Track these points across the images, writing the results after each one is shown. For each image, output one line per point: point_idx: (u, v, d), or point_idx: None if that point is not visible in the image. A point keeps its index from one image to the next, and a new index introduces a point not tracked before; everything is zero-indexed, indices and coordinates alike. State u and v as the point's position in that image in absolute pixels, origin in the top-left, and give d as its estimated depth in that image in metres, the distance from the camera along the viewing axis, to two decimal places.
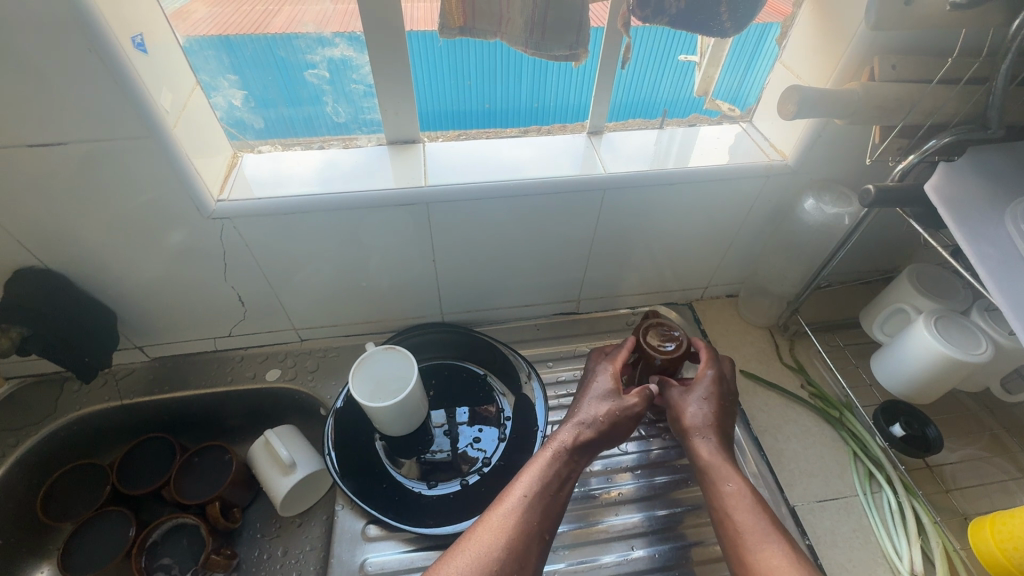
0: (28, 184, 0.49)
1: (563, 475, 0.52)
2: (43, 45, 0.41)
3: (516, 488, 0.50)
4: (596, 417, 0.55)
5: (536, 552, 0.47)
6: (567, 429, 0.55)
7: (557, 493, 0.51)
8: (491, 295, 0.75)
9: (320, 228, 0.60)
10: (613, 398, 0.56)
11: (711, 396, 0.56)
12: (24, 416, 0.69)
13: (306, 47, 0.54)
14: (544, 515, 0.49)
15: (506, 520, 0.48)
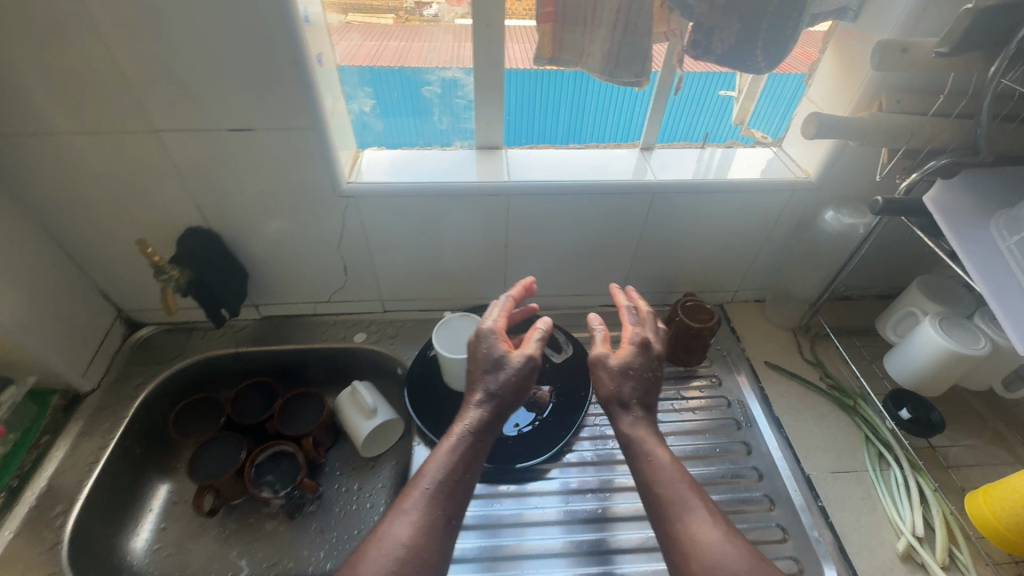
0: (215, 161, 0.65)
1: (466, 457, 0.55)
2: (258, 56, 0.56)
3: (422, 480, 0.53)
4: (489, 391, 0.59)
5: (445, 538, 0.51)
6: (469, 410, 0.58)
7: (461, 477, 0.54)
8: (548, 283, 0.87)
9: (422, 211, 0.74)
10: (503, 367, 0.60)
11: (637, 368, 0.60)
12: (160, 355, 0.84)
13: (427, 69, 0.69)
14: (449, 500, 0.52)
15: (417, 510, 0.51)
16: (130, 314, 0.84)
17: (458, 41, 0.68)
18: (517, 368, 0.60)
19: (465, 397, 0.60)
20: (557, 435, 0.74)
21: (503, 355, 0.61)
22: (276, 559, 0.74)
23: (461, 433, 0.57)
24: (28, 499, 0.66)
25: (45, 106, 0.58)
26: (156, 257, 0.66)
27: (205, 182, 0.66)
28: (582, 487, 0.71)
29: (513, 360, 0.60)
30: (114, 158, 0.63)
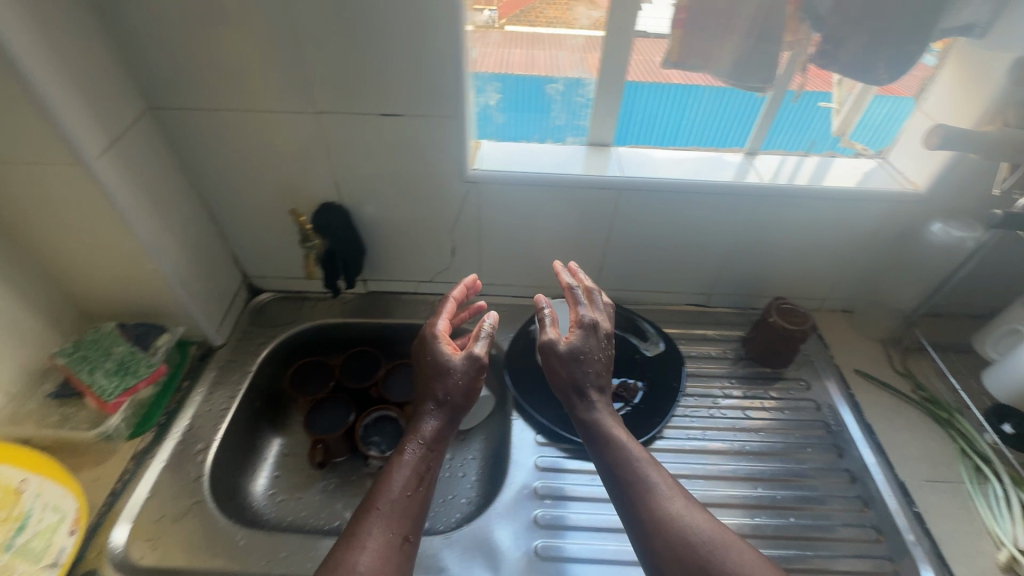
0: (361, 143, 0.71)
1: (420, 469, 0.62)
2: (419, 48, 0.62)
3: (380, 494, 0.59)
4: (438, 402, 0.66)
5: (405, 548, 0.56)
6: (423, 423, 0.65)
7: (416, 489, 0.60)
8: (640, 278, 0.91)
9: (536, 200, 0.79)
10: (446, 373, 0.66)
11: (585, 354, 0.66)
12: (278, 319, 0.91)
13: (552, 69, 0.74)
14: (406, 515, 0.58)
15: (379, 524, 0.56)
16: (252, 280, 0.92)
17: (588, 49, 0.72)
18: (462, 374, 0.66)
19: (418, 410, 0.67)
20: (652, 420, 0.77)
21: (449, 360, 0.67)
22: None
23: (415, 449, 0.63)
24: (175, 435, 0.73)
25: (227, 85, 0.65)
26: (309, 224, 0.75)
27: (348, 161, 0.73)
28: (678, 472, 0.73)
29: (458, 367, 0.66)
30: (274, 135, 0.70)
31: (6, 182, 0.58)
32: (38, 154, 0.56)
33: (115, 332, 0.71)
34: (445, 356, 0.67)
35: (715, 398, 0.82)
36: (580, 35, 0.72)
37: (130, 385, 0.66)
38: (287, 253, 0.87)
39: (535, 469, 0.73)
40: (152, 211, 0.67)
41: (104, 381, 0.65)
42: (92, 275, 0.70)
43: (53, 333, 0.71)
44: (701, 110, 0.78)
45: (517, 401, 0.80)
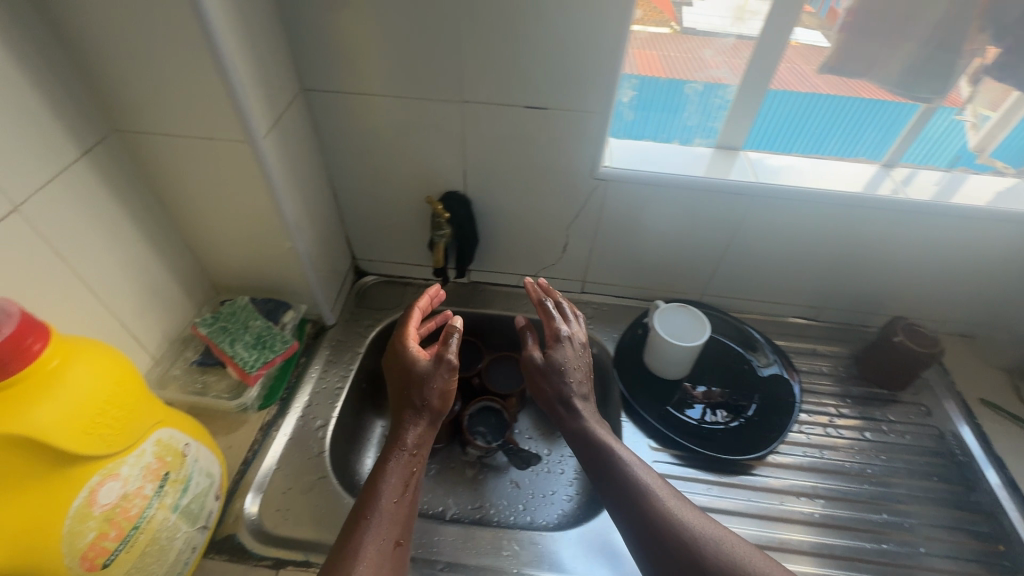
0: (499, 134, 0.71)
1: (405, 477, 0.59)
2: (582, 42, 0.61)
3: (366, 503, 0.56)
4: (418, 407, 0.64)
5: (395, 556, 0.54)
6: (406, 432, 0.62)
7: (403, 495, 0.58)
8: (750, 287, 0.89)
9: (663, 201, 0.78)
10: (424, 379, 0.64)
11: (568, 369, 0.67)
12: (382, 303, 0.92)
13: (702, 70, 0.72)
14: (396, 522, 0.56)
15: (369, 534, 0.54)
16: (359, 261, 0.94)
17: (739, 52, 0.70)
18: (436, 378, 0.64)
19: (395, 418, 0.64)
20: (769, 434, 0.76)
21: (424, 367, 0.64)
22: (478, 505, 0.79)
23: (399, 458, 0.60)
24: (296, 408, 0.75)
25: (381, 68, 0.65)
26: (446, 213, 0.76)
27: (482, 150, 0.73)
28: (798, 490, 0.72)
29: (431, 371, 0.64)
30: (414, 119, 0.71)
31: (174, 154, 0.60)
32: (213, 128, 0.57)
33: (250, 307, 0.73)
34: (418, 362, 0.65)
35: (830, 416, 0.81)
36: (737, 36, 0.69)
37: (267, 359, 0.68)
38: (401, 237, 0.88)
39: None
40: (296, 190, 0.68)
41: (245, 353, 0.67)
42: (230, 248, 0.72)
43: (189, 301, 0.74)
44: (843, 119, 0.75)
45: (627, 401, 0.80)
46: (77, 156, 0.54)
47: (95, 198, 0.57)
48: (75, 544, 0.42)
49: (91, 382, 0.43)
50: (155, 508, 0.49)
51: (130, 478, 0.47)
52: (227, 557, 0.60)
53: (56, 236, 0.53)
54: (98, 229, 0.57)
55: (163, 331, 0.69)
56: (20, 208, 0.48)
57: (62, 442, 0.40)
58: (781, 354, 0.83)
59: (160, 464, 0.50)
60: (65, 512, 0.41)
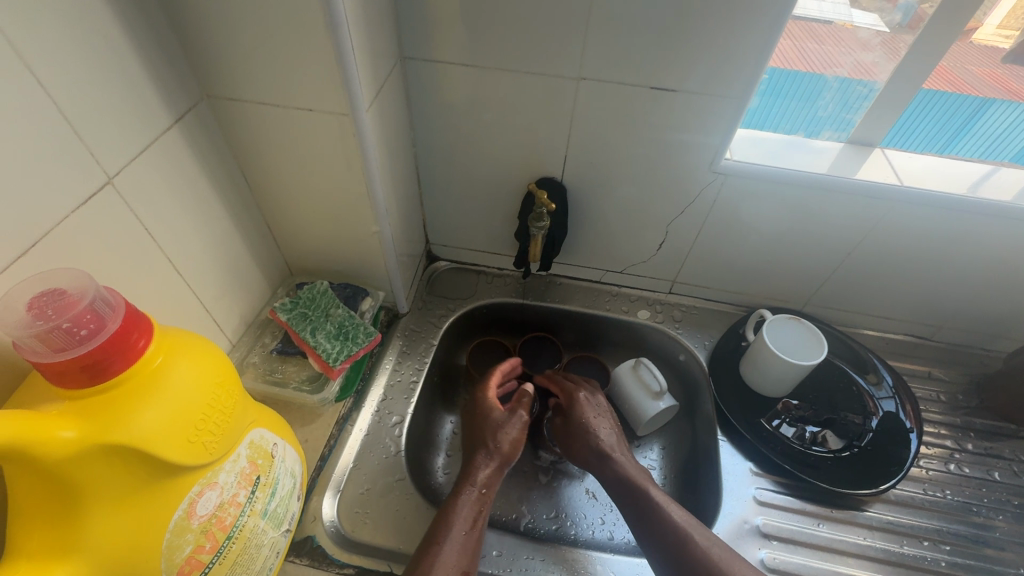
0: (614, 118, 0.63)
1: (475, 513, 0.57)
2: (733, 16, 0.53)
3: (437, 533, 0.54)
4: (497, 447, 0.63)
5: None
6: (479, 468, 0.61)
7: (471, 531, 0.55)
8: (862, 300, 0.81)
9: (784, 200, 0.69)
10: (504, 426, 0.65)
11: (592, 420, 0.68)
12: (454, 291, 0.87)
13: (788, 58, 0.64)
14: (465, 554, 0.53)
15: (440, 564, 0.51)
16: (432, 246, 0.88)
17: (830, 38, 0.64)
18: (512, 425, 0.65)
19: (469, 457, 0.63)
20: (888, 466, 0.68)
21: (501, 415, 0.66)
22: (554, 515, 0.74)
23: (471, 492, 0.59)
24: (371, 402, 0.70)
25: (491, 37, 0.59)
26: (550, 203, 0.69)
27: (590, 135, 0.66)
28: (919, 532, 0.65)
29: (506, 419, 0.65)
30: (519, 95, 0.64)
31: (267, 126, 0.55)
32: (313, 99, 0.51)
33: (330, 292, 0.68)
34: (492, 410, 0.67)
35: (951, 450, 0.72)
36: (821, 21, 0.63)
37: (350, 352, 0.64)
38: (481, 223, 0.82)
39: (754, 503, 0.66)
40: (387, 170, 0.63)
41: (327, 345, 0.63)
42: (311, 228, 0.67)
43: (266, 282, 0.70)
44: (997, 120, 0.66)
45: (726, 418, 0.73)
46: (169, 124, 0.49)
47: (185, 171, 0.52)
48: (172, 558, 0.38)
49: (193, 384, 0.38)
50: (247, 515, 0.46)
51: (226, 485, 0.43)
52: (308, 562, 0.56)
53: (146, 212, 0.48)
54: (186, 205, 0.53)
55: (241, 314, 0.65)
56: (113, 180, 0.44)
57: (165, 452, 0.36)
58: (903, 392, 0.74)
59: (252, 468, 0.46)
60: (163, 524, 0.37)
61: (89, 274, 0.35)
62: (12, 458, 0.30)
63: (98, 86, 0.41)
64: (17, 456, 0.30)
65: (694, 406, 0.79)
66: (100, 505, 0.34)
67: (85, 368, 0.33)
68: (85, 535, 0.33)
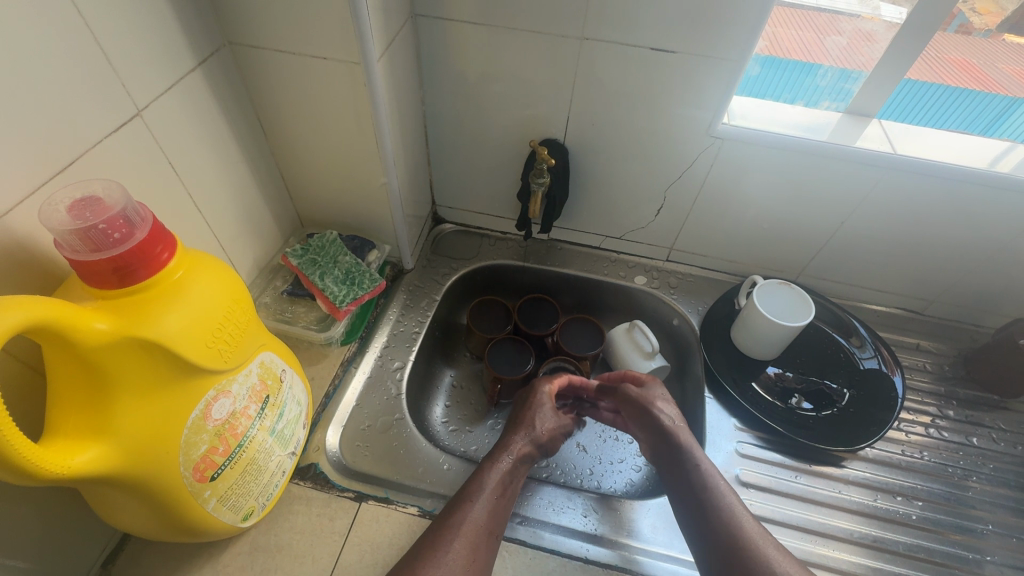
0: (616, 80, 0.66)
1: (506, 482, 0.58)
2: None
3: (471, 492, 0.56)
4: (541, 430, 0.65)
5: (486, 548, 0.53)
6: (516, 442, 0.63)
7: (501, 497, 0.57)
8: (855, 271, 0.83)
9: (780, 167, 0.71)
10: (554, 420, 0.67)
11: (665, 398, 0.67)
12: (458, 252, 0.90)
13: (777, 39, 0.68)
14: (494, 516, 0.55)
15: (469, 520, 0.53)
16: (438, 208, 0.91)
17: (818, 21, 0.67)
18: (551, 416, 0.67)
19: (508, 432, 0.65)
20: (867, 427, 0.71)
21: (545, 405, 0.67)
22: (546, 464, 0.77)
23: (506, 461, 0.60)
24: (375, 348, 0.74)
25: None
26: (550, 159, 0.72)
27: (592, 96, 0.68)
28: (895, 489, 0.67)
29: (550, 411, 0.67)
30: (524, 56, 0.66)
31: (282, 74, 0.58)
32: (327, 47, 0.54)
33: (339, 241, 0.72)
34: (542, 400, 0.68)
35: (933, 416, 0.75)
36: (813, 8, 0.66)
37: (356, 296, 0.68)
38: (486, 185, 0.85)
39: (737, 456, 0.69)
40: (396, 124, 0.66)
41: (335, 288, 0.67)
42: (323, 179, 0.70)
43: (278, 230, 0.73)
44: (987, 98, 0.68)
45: (711, 375, 0.76)
46: (193, 66, 0.52)
47: (207, 114, 0.56)
48: (189, 454, 0.43)
49: (212, 300, 0.42)
50: (256, 429, 0.50)
51: (239, 397, 0.47)
52: (311, 484, 0.60)
53: (171, 148, 0.52)
54: (206, 146, 0.56)
55: (254, 257, 0.69)
56: (142, 113, 0.48)
57: (185, 352, 0.39)
58: (882, 347, 0.77)
59: (262, 386, 0.50)
60: (183, 422, 0.41)
61: (122, 186, 0.39)
62: (56, 339, 0.34)
63: (130, 24, 0.45)
64: (57, 337, 0.34)
65: (684, 368, 0.82)
66: (125, 394, 0.38)
67: (116, 270, 0.37)
68: (116, 418, 0.38)
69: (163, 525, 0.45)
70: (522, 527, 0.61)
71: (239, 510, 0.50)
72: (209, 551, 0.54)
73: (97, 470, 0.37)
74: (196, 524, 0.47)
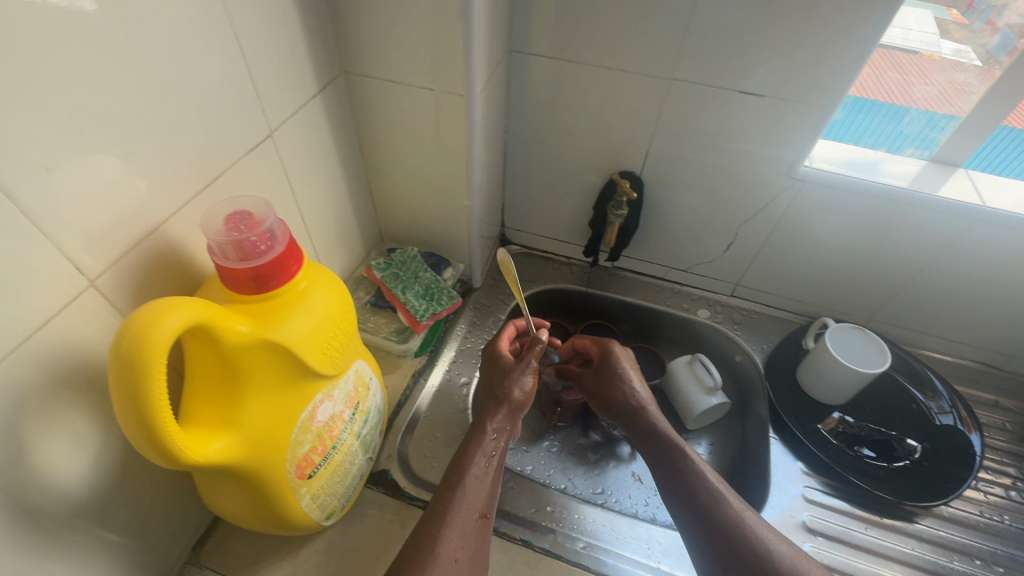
0: (700, 119, 0.67)
1: (489, 459, 0.55)
2: (827, 31, 0.56)
3: (451, 479, 0.52)
4: (512, 395, 0.59)
5: (478, 530, 0.50)
6: (490, 419, 0.57)
7: (481, 476, 0.53)
8: (932, 319, 0.81)
9: (860, 212, 0.71)
10: (518, 377, 0.59)
11: (628, 377, 0.68)
12: (523, 274, 0.93)
13: (866, 87, 0.68)
14: (481, 496, 0.52)
15: (456, 508, 0.50)
16: (507, 230, 0.94)
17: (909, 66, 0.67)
18: (520, 374, 0.60)
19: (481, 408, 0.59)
20: (943, 483, 0.69)
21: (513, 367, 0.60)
22: (601, 491, 0.78)
23: (490, 442, 0.56)
24: (444, 361, 0.76)
25: (594, 37, 0.64)
26: (632, 192, 0.75)
27: (674, 133, 0.70)
28: (973, 551, 0.65)
29: (515, 366, 0.60)
30: (611, 92, 0.69)
31: (388, 101, 0.63)
32: (434, 79, 0.58)
33: (419, 258, 0.76)
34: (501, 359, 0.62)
35: (1013, 478, 0.72)
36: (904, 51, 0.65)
37: (436, 311, 0.71)
38: (556, 211, 0.87)
39: (803, 501, 0.68)
40: (484, 150, 0.69)
41: (415, 303, 0.70)
42: (409, 198, 0.74)
43: (362, 244, 0.78)
44: None
45: (778, 417, 0.76)
46: (314, 92, 0.57)
47: (321, 136, 0.60)
48: (295, 452, 0.46)
49: (328, 308, 0.45)
50: (347, 433, 0.53)
51: (338, 401, 0.50)
52: (382, 490, 0.62)
53: (290, 166, 0.56)
54: (316, 165, 0.61)
55: (340, 268, 0.73)
56: (272, 134, 0.52)
57: (304, 355, 0.43)
58: (959, 404, 0.74)
59: (356, 393, 0.53)
60: (294, 420, 0.45)
61: (267, 202, 0.43)
62: (205, 337, 0.37)
63: (273, 57, 0.50)
64: (208, 335, 0.38)
65: (746, 406, 0.82)
66: (251, 390, 0.41)
67: (255, 278, 0.40)
68: (240, 412, 0.41)
69: (259, 515, 0.48)
70: (585, 552, 0.61)
71: (325, 509, 0.53)
72: (290, 546, 0.56)
73: (224, 459, 0.40)
74: (289, 518, 0.50)
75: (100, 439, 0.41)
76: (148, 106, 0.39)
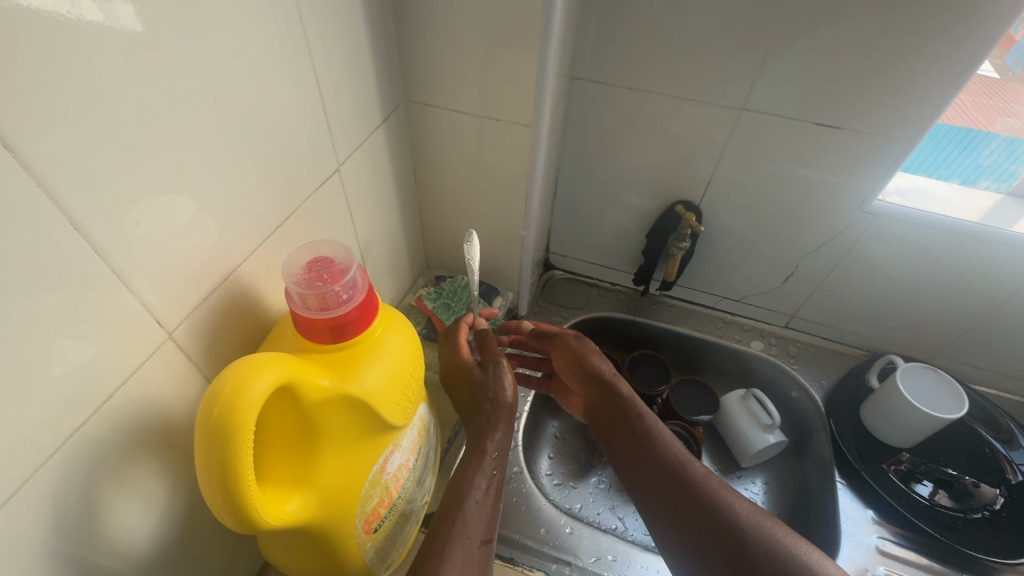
0: (768, 150, 0.65)
1: (489, 481, 0.49)
2: (916, 65, 0.54)
3: (449, 507, 0.46)
4: (495, 398, 0.53)
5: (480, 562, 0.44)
6: (488, 436, 0.51)
7: (481, 501, 0.47)
8: (1003, 359, 0.77)
9: (933, 249, 0.68)
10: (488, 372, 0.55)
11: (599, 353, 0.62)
12: (567, 300, 0.90)
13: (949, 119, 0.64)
14: (483, 522, 0.46)
15: (454, 540, 0.44)
16: (551, 255, 0.92)
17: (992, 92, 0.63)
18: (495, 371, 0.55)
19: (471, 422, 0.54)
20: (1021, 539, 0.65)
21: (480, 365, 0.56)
22: None
23: (490, 460, 0.50)
24: None
25: (662, 66, 0.62)
26: (697, 225, 0.73)
27: (738, 164, 0.68)
28: None
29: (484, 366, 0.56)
30: (675, 121, 0.66)
31: (448, 130, 0.61)
32: (500, 109, 0.56)
33: (468, 286, 0.73)
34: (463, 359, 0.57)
35: None
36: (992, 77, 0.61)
37: None
38: (605, 238, 0.85)
39: (875, 553, 0.65)
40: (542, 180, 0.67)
41: None
42: (460, 226, 0.72)
43: (410, 271, 0.76)
44: None
45: (843, 459, 0.72)
46: (379, 123, 0.55)
47: (381, 167, 0.59)
48: (365, 507, 0.43)
49: (402, 354, 0.43)
50: (410, 481, 0.50)
51: (406, 449, 0.47)
52: None
53: (352, 198, 0.55)
54: (375, 196, 0.59)
55: (389, 297, 0.71)
56: (339, 168, 0.50)
57: (380, 407, 0.40)
58: None
59: (419, 438, 0.51)
60: (365, 474, 0.42)
61: (347, 247, 0.41)
62: (288, 393, 0.35)
63: (345, 90, 0.48)
64: (289, 392, 0.36)
65: (805, 445, 0.78)
66: (326, 445, 0.39)
67: (333, 328, 0.38)
68: (313, 468, 0.38)
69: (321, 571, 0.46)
70: None
71: (386, 560, 0.51)
72: None
73: (297, 520, 0.38)
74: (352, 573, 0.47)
75: (167, 494, 0.39)
76: (231, 148, 0.38)
